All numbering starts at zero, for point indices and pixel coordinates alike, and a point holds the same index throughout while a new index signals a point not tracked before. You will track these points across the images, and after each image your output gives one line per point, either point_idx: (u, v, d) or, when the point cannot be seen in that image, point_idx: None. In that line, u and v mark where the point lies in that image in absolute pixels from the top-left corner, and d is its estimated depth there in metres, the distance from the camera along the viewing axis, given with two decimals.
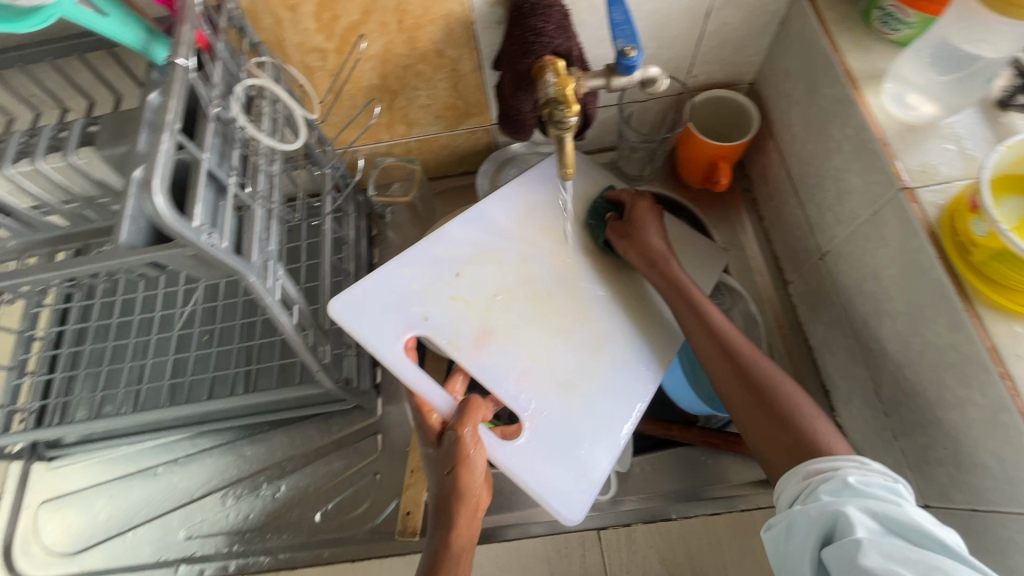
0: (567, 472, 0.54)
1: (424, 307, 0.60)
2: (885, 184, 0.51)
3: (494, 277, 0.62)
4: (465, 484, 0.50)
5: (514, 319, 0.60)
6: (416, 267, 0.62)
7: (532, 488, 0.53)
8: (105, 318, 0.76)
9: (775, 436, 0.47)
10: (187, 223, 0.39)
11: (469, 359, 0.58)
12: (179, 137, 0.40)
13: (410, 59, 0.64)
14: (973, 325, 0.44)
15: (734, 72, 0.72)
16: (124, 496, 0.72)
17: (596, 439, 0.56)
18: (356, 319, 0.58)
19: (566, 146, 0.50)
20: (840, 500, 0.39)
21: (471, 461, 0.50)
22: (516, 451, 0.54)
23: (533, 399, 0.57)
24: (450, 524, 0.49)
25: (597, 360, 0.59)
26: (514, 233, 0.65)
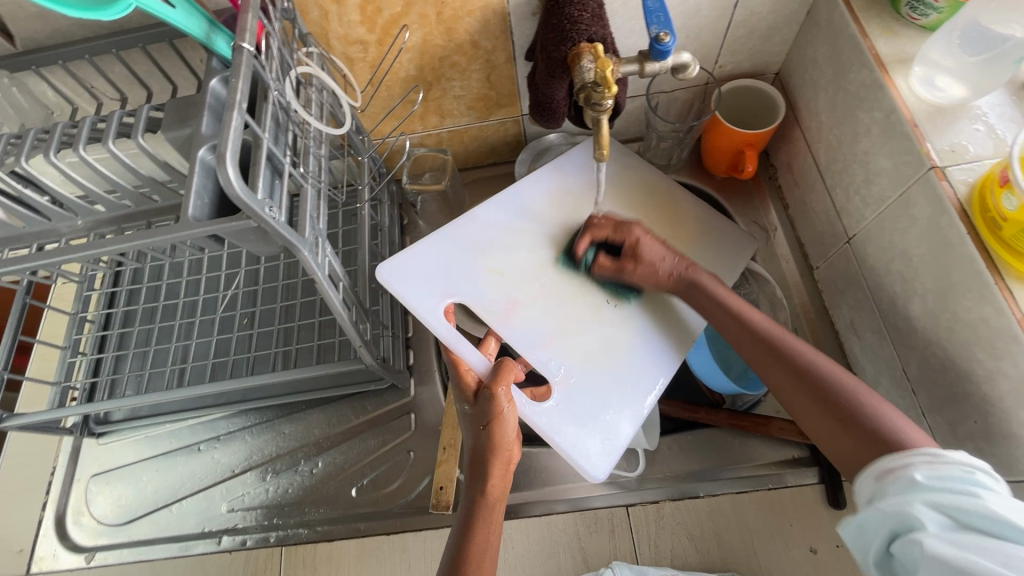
0: (593, 434, 0.58)
1: (463, 278, 0.65)
2: (915, 165, 0.52)
3: (530, 253, 0.67)
4: (499, 437, 0.54)
5: (548, 293, 0.65)
6: (457, 242, 0.67)
7: (559, 445, 0.57)
8: (152, 301, 0.79)
9: (852, 446, 0.46)
10: (252, 195, 0.42)
11: (503, 326, 0.63)
12: (246, 116, 0.43)
13: (446, 50, 0.67)
14: (1003, 298, 0.45)
15: (761, 61, 0.74)
16: (169, 470, 0.75)
17: (620, 404, 0.59)
18: (400, 284, 0.64)
19: (602, 128, 0.54)
20: (907, 499, 0.39)
21: (504, 417, 0.54)
22: (545, 412, 0.59)
23: (561, 364, 0.61)
24: (487, 475, 0.54)
25: (625, 333, 0.63)
26: (547, 214, 0.70)
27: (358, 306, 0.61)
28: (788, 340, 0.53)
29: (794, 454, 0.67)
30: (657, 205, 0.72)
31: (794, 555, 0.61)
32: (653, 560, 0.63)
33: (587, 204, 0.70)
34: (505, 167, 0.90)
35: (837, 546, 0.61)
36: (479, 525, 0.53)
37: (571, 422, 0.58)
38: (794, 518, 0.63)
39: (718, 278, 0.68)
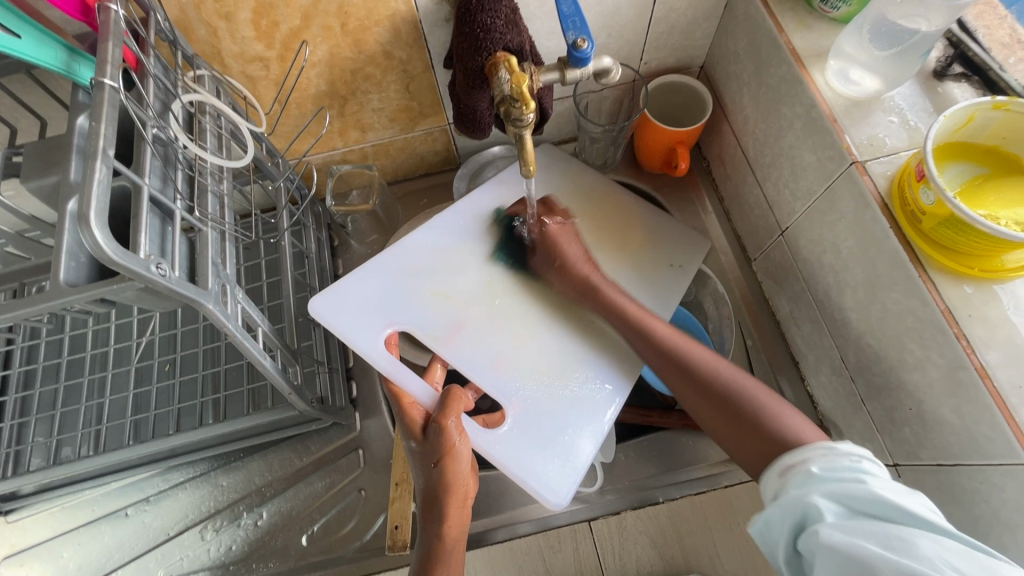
0: (551, 460, 0.55)
1: (405, 303, 0.61)
2: (837, 160, 0.52)
3: (476, 271, 0.64)
4: (453, 473, 0.51)
5: (495, 314, 0.61)
6: (398, 269, 0.63)
7: (515, 474, 0.54)
8: (55, 358, 0.71)
9: (736, 426, 0.49)
10: (132, 255, 0.37)
11: (450, 350, 0.59)
12: (115, 163, 0.38)
13: (357, 62, 0.62)
14: (928, 289, 0.46)
15: (685, 55, 0.73)
16: (94, 542, 0.68)
17: (579, 424, 0.57)
18: (339, 318, 0.60)
19: (526, 143, 0.51)
20: (805, 490, 0.40)
21: (457, 452, 0.51)
22: (499, 439, 0.55)
23: (513, 386, 0.58)
24: (443, 515, 0.51)
25: (581, 347, 0.60)
26: (492, 231, 0.66)
27: (285, 349, 0.56)
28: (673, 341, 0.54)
29: None
30: (601, 206, 0.69)
31: (754, 551, 0.62)
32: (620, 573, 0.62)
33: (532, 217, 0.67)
34: (438, 177, 0.86)
35: None
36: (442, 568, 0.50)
37: (530, 447, 0.55)
38: (752, 513, 0.64)
39: (669, 280, 0.66)
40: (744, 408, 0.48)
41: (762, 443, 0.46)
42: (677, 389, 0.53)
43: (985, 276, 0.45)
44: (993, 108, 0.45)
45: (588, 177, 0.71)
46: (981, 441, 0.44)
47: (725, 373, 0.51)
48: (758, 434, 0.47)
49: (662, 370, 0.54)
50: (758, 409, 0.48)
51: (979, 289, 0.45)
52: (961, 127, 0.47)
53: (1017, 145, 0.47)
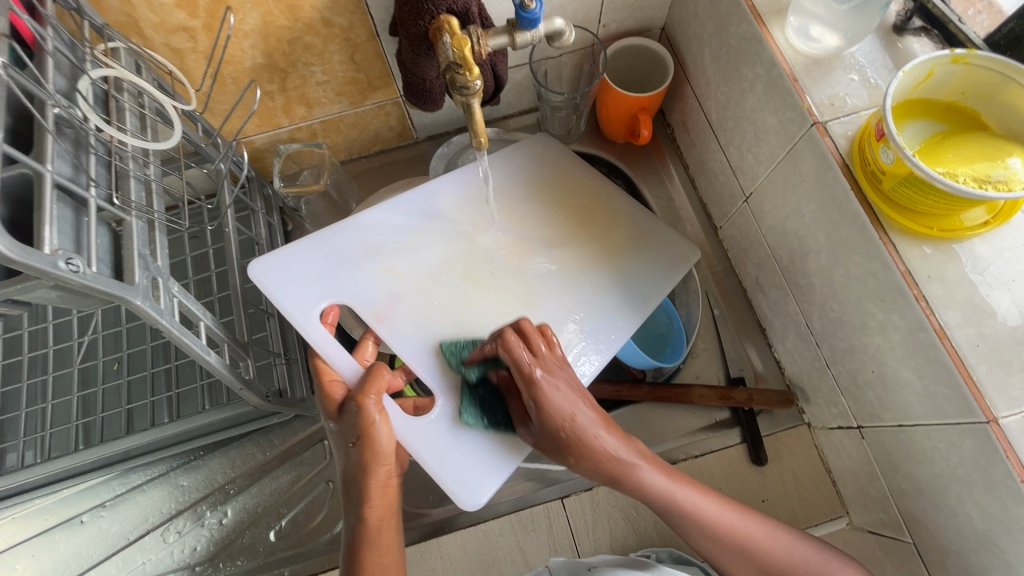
0: (470, 456, 0.54)
1: (355, 278, 0.59)
2: (798, 121, 0.51)
3: (436, 251, 0.61)
4: (371, 454, 0.49)
5: (446, 299, 0.59)
6: (355, 241, 0.61)
7: (431, 466, 0.53)
8: None
9: None
10: (34, 251, 0.33)
11: (386, 329, 0.57)
12: (6, 147, 0.34)
13: (295, 31, 0.57)
14: (887, 251, 0.45)
15: (645, 17, 0.70)
16: (48, 553, 0.65)
17: (514, 421, 0.55)
18: (277, 284, 0.58)
19: (475, 112, 0.49)
20: None
21: (376, 432, 0.49)
22: (422, 427, 0.54)
23: (448, 375, 0.56)
24: (365, 497, 0.49)
25: None
26: (463, 214, 0.63)
27: (235, 342, 0.54)
28: (697, 505, 0.49)
29: (714, 417, 0.67)
30: (580, 194, 0.66)
31: None
32: (594, 549, 0.62)
33: (507, 206, 0.64)
34: (395, 153, 0.82)
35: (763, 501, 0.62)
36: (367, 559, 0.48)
37: (453, 442, 0.54)
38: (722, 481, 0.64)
39: (645, 274, 0.62)
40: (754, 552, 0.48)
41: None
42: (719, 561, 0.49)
43: (943, 236, 0.44)
44: (952, 63, 0.44)
45: (550, 149, 0.68)
46: (940, 400, 0.44)
47: (735, 522, 0.49)
48: None
49: (693, 539, 0.50)
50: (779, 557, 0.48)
51: (938, 249, 0.44)
52: (920, 84, 0.46)
53: (976, 100, 0.46)
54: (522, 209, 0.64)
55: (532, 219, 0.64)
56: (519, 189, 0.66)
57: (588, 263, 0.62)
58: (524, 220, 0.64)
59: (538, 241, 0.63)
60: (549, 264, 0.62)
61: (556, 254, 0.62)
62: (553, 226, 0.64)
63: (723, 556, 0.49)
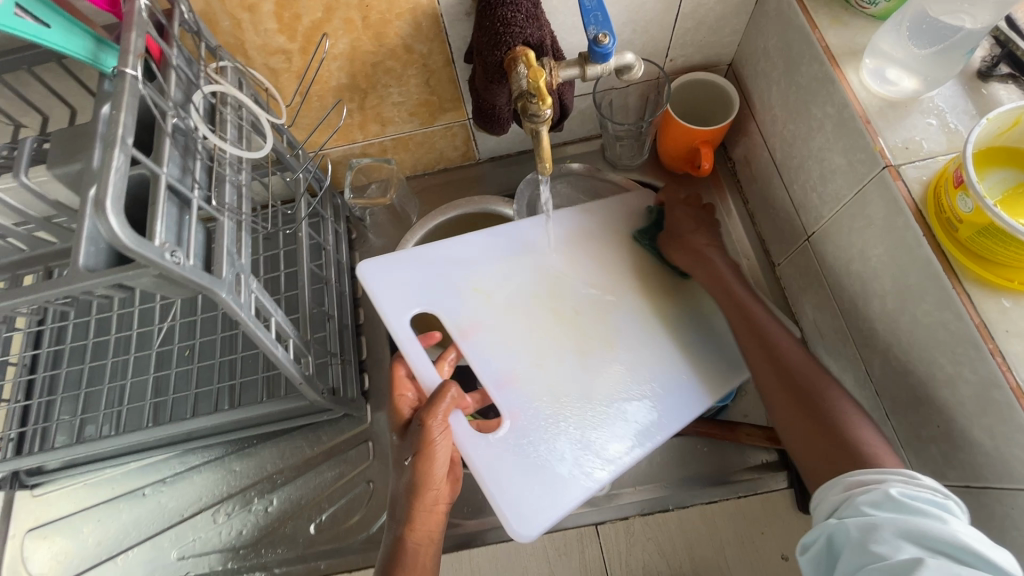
0: (534, 490, 0.55)
1: (447, 295, 0.63)
2: (868, 163, 0.50)
3: (525, 282, 0.64)
4: (424, 473, 0.51)
5: (530, 330, 0.61)
6: (450, 261, 0.65)
7: (489, 489, 0.55)
8: (81, 339, 0.73)
9: (816, 440, 0.49)
10: (147, 243, 0.37)
11: (467, 345, 0.61)
12: (133, 151, 0.38)
13: (378, 56, 0.62)
14: (961, 302, 0.43)
15: (713, 52, 0.71)
16: (112, 519, 0.71)
17: (581, 465, 0.56)
18: (377, 285, 0.63)
19: (542, 138, 0.51)
20: (881, 514, 0.41)
21: (434, 450, 0.51)
22: (488, 453, 0.56)
23: (521, 403, 0.58)
24: (411, 518, 0.52)
25: (608, 383, 0.59)
26: (560, 249, 0.66)
27: (298, 339, 0.57)
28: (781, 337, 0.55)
29: (761, 458, 0.65)
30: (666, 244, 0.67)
31: (767, 564, 0.60)
32: None
33: (603, 247, 0.66)
34: (458, 171, 0.85)
35: None
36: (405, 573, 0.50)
37: (517, 473, 0.55)
38: (765, 525, 0.61)
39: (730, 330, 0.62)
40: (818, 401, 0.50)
41: (824, 428, 0.49)
42: (770, 388, 0.53)
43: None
44: None
45: (638, 194, 0.69)
46: (1016, 465, 0.41)
47: (806, 366, 0.53)
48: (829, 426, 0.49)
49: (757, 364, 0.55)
50: (838, 403, 0.50)
51: (1018, 303, 0.42)
52: (1005, 131, 0.44)
53: None
54: (617, 252, 0.66)
55: (629, 262, 0.65)
56: (614, 234, 0.67)
57: (669, 309, 0.63)
58: (614, 266, 0.65)
59: (627, 289, 0.64)
60: (632, 310, 0.63)
61: (640, 294, 0.64)
62: (641, 274, 0.65)
63: (772, 382, 0.54)
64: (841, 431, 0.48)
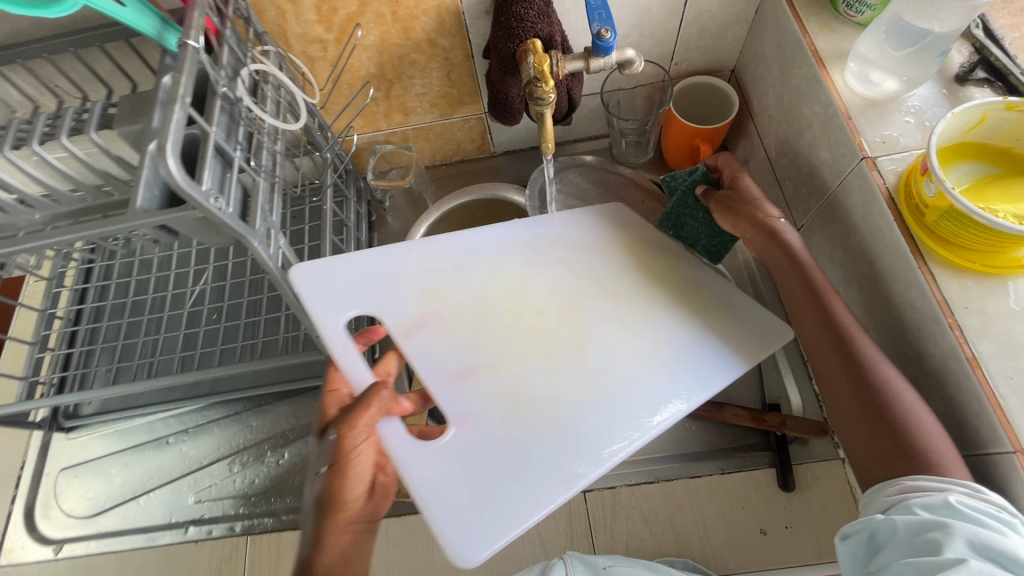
0: (477, 508, 0.49)
1: (391, 293, 0.59)
2: (849, 156, 0.54)
3: (483, 283, 0.60)
4: (339, 486, 0.49)
5: (489, 331, 0.57)
6: (403, 258, 0.61)
7: (422, 503, 0.49)
8: (121, 297, 0.80)
9: (878, 439, 0.46)
10: (196, 187, 0.43)
11: (409, 345, 0.56)
12: (190, 110, 0.45)
13: (405, 49, 0.68)
14: (925, 281, 0.47)
15: (715, 58, 0.76)
16: (137, 463, 0.76)
17: (533, 482, 0.50)
18: (311, 284, 0.58)
19: (546, 121, 0.56)
20: (936, 518, 0.40)
21: (354, 459, 0.49)
22: (425, 465, 0.51)
23: (468, 407, 0.54)
24: (320, 535, 0.49)
25: (576, 390, 0.54)
26: (528, 251, 0.62)
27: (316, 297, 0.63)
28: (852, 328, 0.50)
29: (744, 440, 0.68)
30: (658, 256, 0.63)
31: (744, 537, 0.63)
32: (610, 546, 0.65)
33: (580, 255, 0.62)
34: (474, 163, 0.91)
35: (786, 527, 0.63)
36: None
37: (457, 490, 0.50)
38: (745, 500, 0.64)
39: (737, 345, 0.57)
40: (885, 403, 0.46)
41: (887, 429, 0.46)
42: (836, 381, 0.49)
43: (985, 271, 0.46)
44: (1006, 109, 0.46)
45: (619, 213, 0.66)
46: (972, 431, 0.44)
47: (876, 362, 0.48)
48: (894, 429, 0.45)
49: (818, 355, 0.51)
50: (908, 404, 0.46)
51: (979, 283, 0.46)
52: (973, 127, 0.48)
53: None
54: (594, 260, 0.62)
55: (604, 270, 0.61)
56: (591, 241, 0.63)
57: (643, 318, 0.58)
58: (590, 271, 0.61)
59: (601, 295, 0.60)
60: (609, 316, 0.58)
61: (616, 300, 0.59)
62: (615, 280, 0.61)
63: (835, 375, 0.50)
64: (905, 432, 0.45)
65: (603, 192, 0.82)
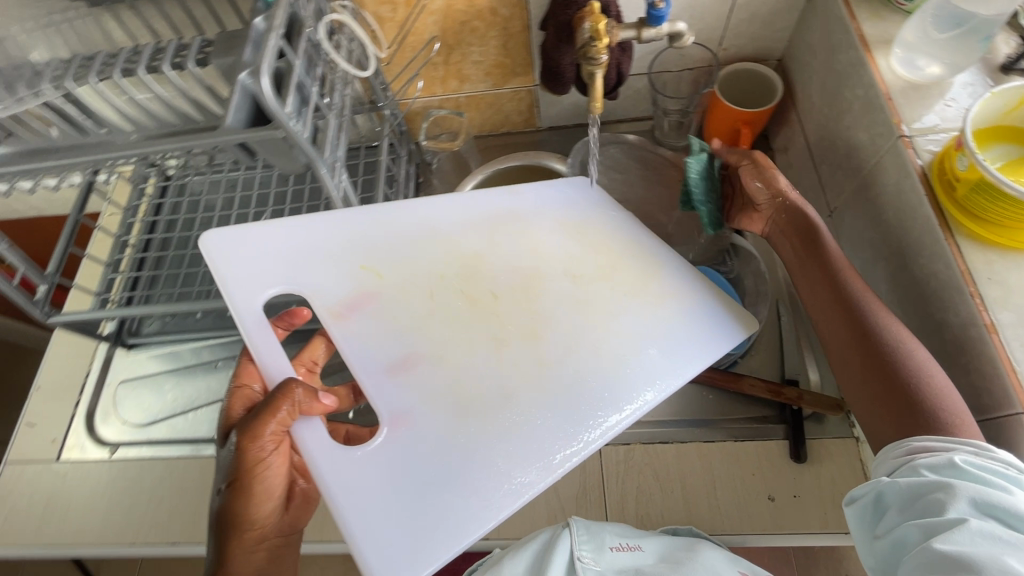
0: (399, 519, 0.50)
1: (326, 275, 0.60)
2: (886, 135, 0.56)
3: (430, 271, 0.62)
4: (245, 500, 0.51)
5: (433, 321, 0.59)
6: (339, 239, 0.63)
7: (342, 514, 0.50)
8: (187, 231, 0.87)
9: (878, 395, 0.50)
10: (281, 107, 0.49)
11: (339, 329, 0.58)
12: (280, 42, 0.51)
13: (468, 16, 0.73)
14: (951, 253, 0.49)
15: (763, 45, 0.78)
16: (189, 382, 0.83)
17: (465, 491, 0.51)
18: (227, 262, 0.60)
19: (596, 80, 0.60)
20: (941, 479, 0.43)
21: (257, 471, 0.51)
22: (348, 468, 0.52)
23: (401, 401, 0.55)
24: (230, 551, 0.52)
25: (526, 388, 0.56)
26: (478, 238, 0.64)
27: None
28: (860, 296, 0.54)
29: (760, 411, 0.72)
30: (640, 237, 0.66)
31: (753, 501, 0.65)
32: (619, 497, 0.67)
33: (541, 237, 0.65)
34: (519, 136, 0.96)
35: (795, 496, 0.64)
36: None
37: (378, 501, 0.51)
38: (756, 467, 0.66)
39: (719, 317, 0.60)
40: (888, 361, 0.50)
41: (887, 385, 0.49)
42: (838, 341, 0.54)
43: (1011, 246, 0.48)
44: None
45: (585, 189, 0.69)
46: (985, 395, 0.47)
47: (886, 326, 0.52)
48: (893, 384, 0.49)
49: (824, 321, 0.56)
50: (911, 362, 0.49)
51: (1004, 258, 0.48)
52: (1011, 109, 0.49)
53: None
54: (551, 243, 0.64)
55: (556, 255, 0.63)
56: (545, 229, 0.65)
57: (595, 314, 0.60)
58: (550, 253, 0.63)
59: (560, 278, 0.62)
60: (568, 301, 0.61)
61: (578, 284, 0.62)
62: (572, 267, 0.63)
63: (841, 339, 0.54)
64: (903, 386, 0.49)
65: (643, 169, 0.86)
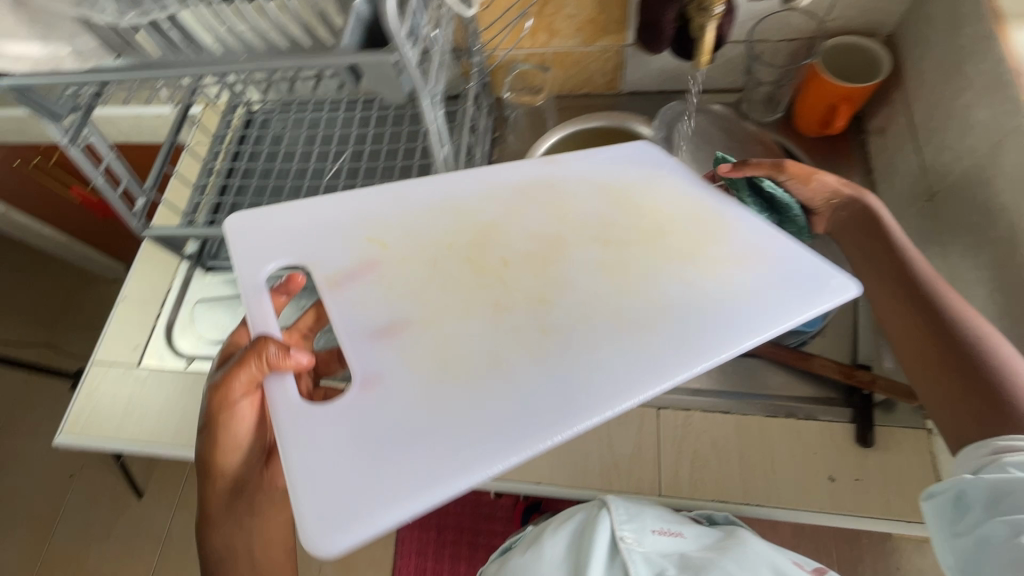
0: (355, 476, 0.47)
1: (334, 243, 0.59)
2: (1013, 114, 0.54)
3: (437, 235, 0.60)
4: (219, 443, 0.53)
5: (428, 284, 0.57)
6: (346, 206, 0.61)
7: (294, 469, 0.47)
8: (269, 163, 0.90)
9: (957, 396, 0.50)
10: (398, 29, 0.49)
11: (332, 296, 0.56)
12: None
13: None
14: None
15: (872, 18, 0.74)
16: None
17: (429, 455, 0.48)
18: (245, 234, 0.59)
19: (707, 33, 0.62)
20: None
21: (228, 418, 0.52)
22: (313, 420, 0.49)
23: (379, 364, 0.53)
24: (209, 490, 0.55)
25: (516, 359, 0.52)
26: (494, 205, 0.62)
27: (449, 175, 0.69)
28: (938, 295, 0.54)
29: (827, 394, 0.69)
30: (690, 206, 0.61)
31: (812, 479, 0.64)
32: (674, 461, 0.67)
33: (571, 206, 0.61)
34: (598, 99, 0.94)
35: (857, 480, 0.63)
36: (214, 533, 0.55)
37: (337, 454, 0.48)
38: (818, 446, 0.66)
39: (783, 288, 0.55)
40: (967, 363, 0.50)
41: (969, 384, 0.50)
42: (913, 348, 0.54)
43: None
44: None
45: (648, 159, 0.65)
46: None
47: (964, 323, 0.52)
48: (974, 385, 0.49)
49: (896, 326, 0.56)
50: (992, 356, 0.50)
51: None
52: None
53: None
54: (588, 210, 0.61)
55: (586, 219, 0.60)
56: (570, 199, 0.62)
57: (629, 285, 0.56)
58: (578, 220, 0.60)
59: (582, 245, 0.59)
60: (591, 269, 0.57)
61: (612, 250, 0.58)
62: (605, 234, 0.59)
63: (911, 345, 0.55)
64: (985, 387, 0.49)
65: (729, 140, 0.84)
